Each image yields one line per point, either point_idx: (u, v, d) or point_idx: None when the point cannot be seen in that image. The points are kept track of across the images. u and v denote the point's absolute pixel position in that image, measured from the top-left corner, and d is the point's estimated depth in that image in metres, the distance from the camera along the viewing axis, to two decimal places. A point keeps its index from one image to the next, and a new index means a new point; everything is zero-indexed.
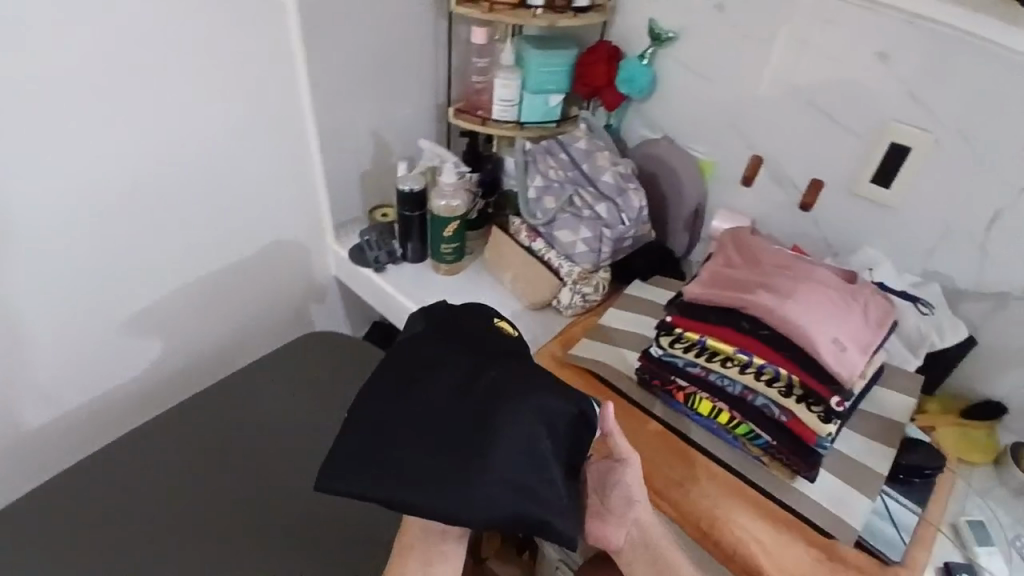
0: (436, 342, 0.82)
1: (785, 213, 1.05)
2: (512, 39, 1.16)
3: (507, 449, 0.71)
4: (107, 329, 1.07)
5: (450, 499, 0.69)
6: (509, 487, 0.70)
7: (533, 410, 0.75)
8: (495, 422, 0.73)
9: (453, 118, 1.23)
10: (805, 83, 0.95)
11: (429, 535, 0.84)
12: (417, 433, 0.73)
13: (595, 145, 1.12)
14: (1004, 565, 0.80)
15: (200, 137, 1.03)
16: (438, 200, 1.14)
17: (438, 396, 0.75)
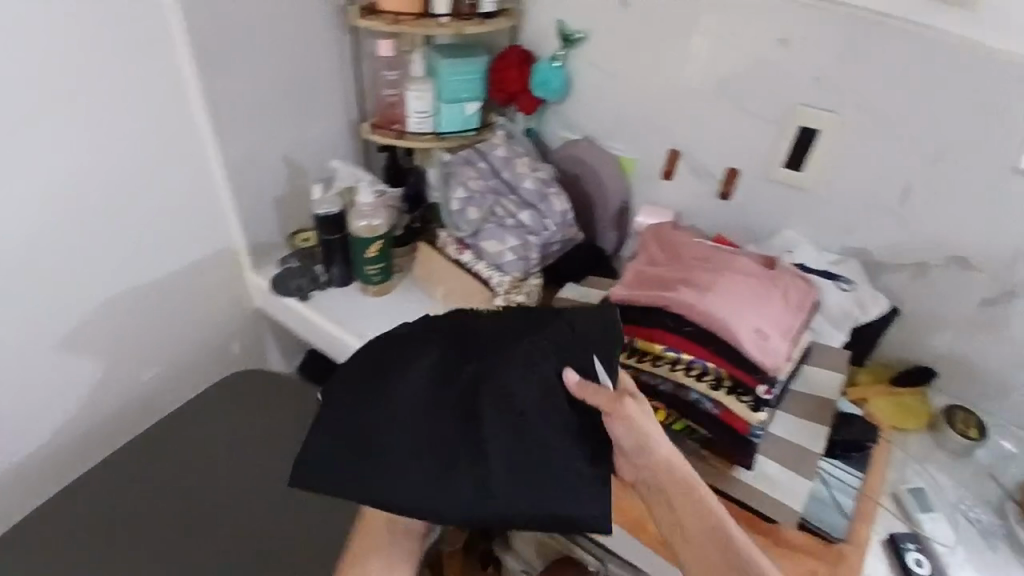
0: (408, 341, 0.73)
1: (707, 204, 1.09)
2: (418, 49, 1.12)
3: (518, 425, 0.65)
4: (10, 387, 0.98)
5: (466, 489, 0.63)
6: (519, 488, 0.63)
7: (530, 399, 0.66)
8: (489, 420, 0.65)
9: (369, 134, 1.19)
10: (713, 76, 0.98)
11: (395, 527, 0.73)
12: (402, 438, 0.65)
13: (514, 151, 1.08)
14: (949, 530, 0.84)
15: (88, 170, 0.95)
16: (358, 221, 1.08)
17: (419, 397, 0.68)
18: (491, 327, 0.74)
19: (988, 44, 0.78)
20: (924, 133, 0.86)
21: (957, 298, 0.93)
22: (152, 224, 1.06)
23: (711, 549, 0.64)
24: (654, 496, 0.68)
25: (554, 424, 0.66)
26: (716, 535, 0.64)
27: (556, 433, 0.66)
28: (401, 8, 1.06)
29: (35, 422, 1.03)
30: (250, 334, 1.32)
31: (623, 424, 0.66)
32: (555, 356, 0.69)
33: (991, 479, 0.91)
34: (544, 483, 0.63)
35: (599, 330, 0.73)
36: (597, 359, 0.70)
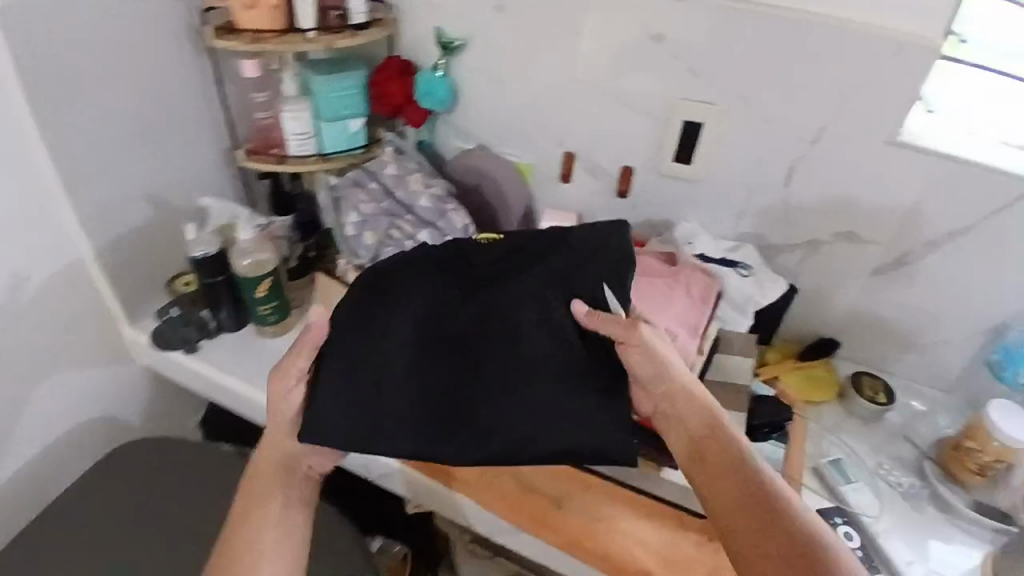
0: (417, 278, 0.79)
1: (607, 203, 1.08)
2: (287, 66, 1.03)
3: (531, 357, 0.73)
4: None
5: (481, 418, 0.73)
6: (528, 410, 0.72)
7: (536, 329, 0.74)
8: (498, 350, 0.74)
9: (245, 161, 1.09)
10: (596, 75, 0.97)
11: (297, 455, 0.74)
12: (420, 377, 0.74)
13: (406, 167, 1.03)
14: (870, 497, 0.87)
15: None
16: (241, 260, 0.99)
17: (431, 332, 0.76)
18: (496, 258, 0.80)
19: (852, 18, 0.81)
20: (802, 116, 0.88)
21: (849, 268, 0.98)
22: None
23: (723, 472, 0.65)
24: (669, 423, 0.71)
25: (560, 351, 0.73)
26: (731, 462, 0.65)
27: (565, 361, 0.73)
28: (260, 24, 0.98)
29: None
30: (139, 396, 1.18)
31: (637, 351, 0.72)
32: (560, 284, 0.76)
33: (904, 439, 0.96)
34: (552, 406, 0.72)
35: (601, 253, 0.78)
36: (608, 288, 0.75)
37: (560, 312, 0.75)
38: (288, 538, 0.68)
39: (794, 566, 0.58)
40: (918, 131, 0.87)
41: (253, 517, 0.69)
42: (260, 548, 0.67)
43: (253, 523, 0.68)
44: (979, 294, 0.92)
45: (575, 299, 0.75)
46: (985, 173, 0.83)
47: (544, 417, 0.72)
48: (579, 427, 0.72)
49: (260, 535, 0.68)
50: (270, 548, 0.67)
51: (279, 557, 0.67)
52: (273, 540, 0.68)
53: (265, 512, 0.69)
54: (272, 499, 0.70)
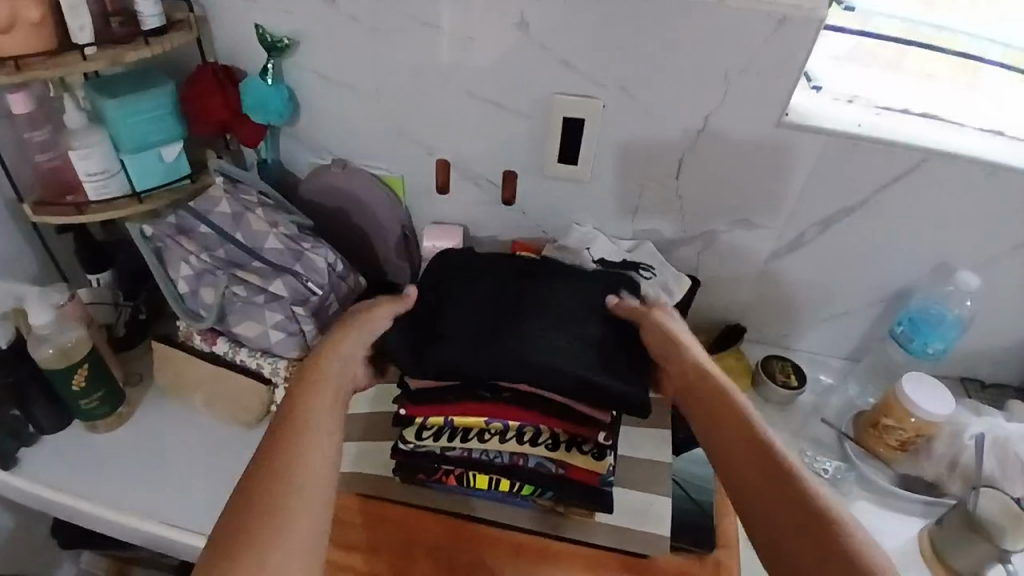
0: (467, 278, 0.78)
1: (492, 213, 0.97)
2: (66, 94, 0.81)
3: (558, 317, 0.72)
4: None
5: (516, 345, 0.67)
6: (556, 344, 0.68)
7: (569, 302, 0.74)
8: (535, 309, 0.72)
9: (33, 216, 0.85)
10: (457, 71, 0.84)
11: (356, 358, 0.70)
12: (464, 324, 0.71)
13: (243, 203, 0.84)
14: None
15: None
16: (42, 350, 0.76)
17: (482, 302, 0.74)
18: (542, 261, 0.82)
19: None
20: (690, 103, 0.81)
21: (750, 253, 0.94)
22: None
23: (734, 434, 0.62)
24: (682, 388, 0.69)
25: (592, 319, 0.73)
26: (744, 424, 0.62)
27: (594, 326, 0.72)
28: (26, 49, 0.74)
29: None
30: None
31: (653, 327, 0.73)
32: (593, 281, 0.78)
33: (821, 420, 0.98)
34: (575, 348, 0.69)
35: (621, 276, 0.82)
36: (627, 294, 0.79)
37: (586, 295, 0.76)
38: (339, 422, 0.63)
39: (802, 519, 0.55)
40: (802, 108, 0.83)
41: (310, 396, 0.64)
42: (317, 426, 0.61)
43: (308, 400, 0.63)
44: (871, 265, 0.92)
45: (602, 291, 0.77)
46: (871, 146, 0.81)
47: (572, 352, 0.68)
48: (604, 367, 0.68)
49: (313, 410, 0.62)
50: (325, 426, 0.62)
51: (329, 436, 0.61)
52: (324, 418, 0.62)
53: (320, 391, 0.65)
54: (329, 385, 0.66)
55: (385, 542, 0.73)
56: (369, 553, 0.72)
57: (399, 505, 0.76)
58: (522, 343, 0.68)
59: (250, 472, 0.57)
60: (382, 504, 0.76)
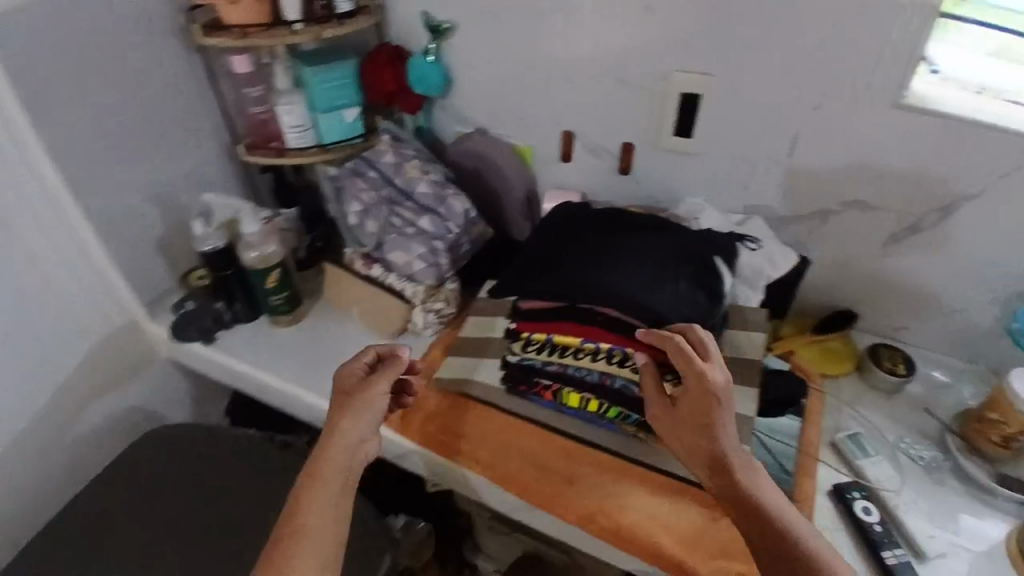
0: (569, 229, 0.90)
1: (611, 182, 1.08)
2: (279, 61, 1.03)
3: (644, 256, 0.82)
4: None
5: (597, 276, 0.81)
6: (633, 278, 0.80)
7: (659, 247, 0.83)
8: (626, 248, 0.83)
9: (246, 156, 1.10)
10: (586, 50, 0.95)
11: (364, 439, 0.77)
12: (566, 256, 0.86)
13: (403, 155, 1.02)
14: (889, 469, 0.90)
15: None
16: (249, 253, 1.01)
17: (586, 237, 0.87)
18: (651, 219, 0.90)
19: None
20: (799, 86, 0.87)
21: (861, 237, 0.97)
22: (4, 311, 0.94)
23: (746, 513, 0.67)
24: (701, 464, 0.71)
25: (677, 261, 0.82)
26: (763, 514, 0.66)
27: (673, 268, 0.81)
28: (249, 21, 0.97)
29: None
30: (165, 394, 1.21)
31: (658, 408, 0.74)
32: (691, 234, 0.86)
33: (925, 412, 0.98)
34: (647, 283, 0.79)
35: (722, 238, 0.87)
36: (719, 259, 0.83)
37: (678, 243, 0.84)
38: (337, 514, 0.71)
39: None
40: (924, 93, 0.85)
41: (313, 496, 0.71)
42: (315, 529, 0.69)
43: (311, 497, 0.71)
44: (990, 258, 0.91)
45: (697, 246, 0.84)
46: (993, 133, 0.81)
47: (645, 287, 0.79)
48: (670, 302, 0.78)
49: (311, 509, 0.70)
50: (321, 527, 0.69)
51: (325, 535, 0.69)
52: (322, 515, 0.70)
53: (323, 484, 0.72)
54: (334, 478, 0.73)
55: (489, 438, 0.88)
56: (470, 443, 0.88)
57: (502, 412, 0.90)
58: (600, 276, 0.81)
59: (262, 559, 0.67)
60: (489, 410, 0.91)
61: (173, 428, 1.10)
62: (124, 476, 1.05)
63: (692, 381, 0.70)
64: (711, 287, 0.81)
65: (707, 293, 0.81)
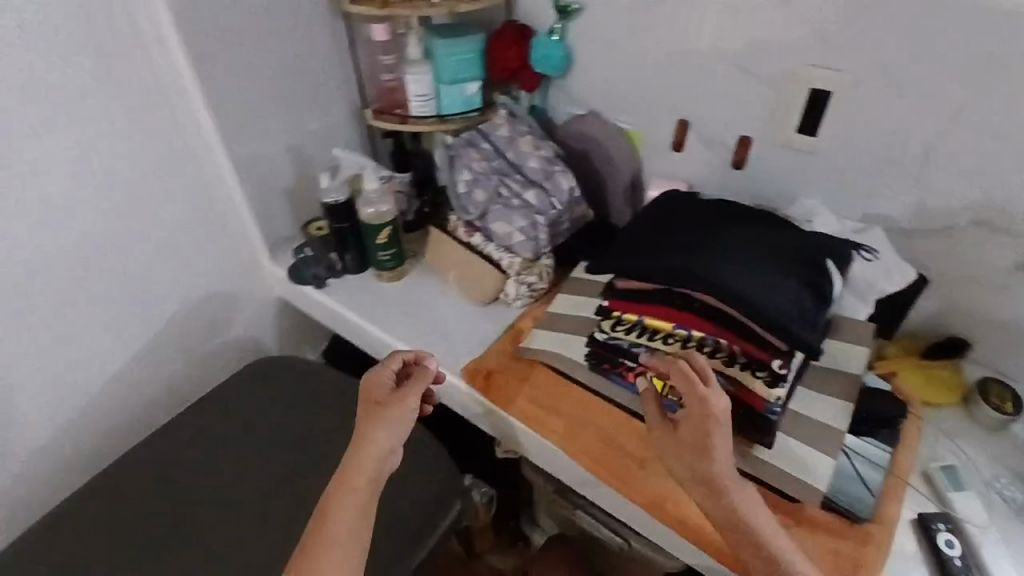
0: (672, 216, 0.91)
1: (722, 175, 1.06)
2: (411, 31, 1.09)
3: (753, 249, 0.81)
4: (59, 390, 1.05)
5: (703, 261, 0.80)
6: (740, 269, 0.79)
7: (768, 243, 0.83)
8: (734, 239, 0.83)
9: (373, 120, 1.17)
10: (714, 39, 0.94)
11: (391, 450, 0.79)
12: (670, 239, 0.85)
13: (517, 130, 1.06)
14: (980, 507, 0.85)
15: (74, 186, 0.94)
16: (366, 209, 1.09)
17: (693, 224, 0.87)
18: (761, 214, 0.90)
19: None
20: (944, 90, 0.81)
21: (992, 261, 0.89)
22: (154, 234, 1.07)
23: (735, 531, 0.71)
24: (698, 486, 0.72)
25: (786, 259, 0.81)
26: (756, 535, 0.70)
27: (781, 264, 0.80)
28: None
29: (49, 425, 1.06)
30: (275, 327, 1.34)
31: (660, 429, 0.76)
32: (800, 235, 0.85)
33: None
34: (754, 275, 0.78)
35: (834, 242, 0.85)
36: (832, 262, 0.82)
37: (787, 242, 0.83)
38: (363, 525, 0.74)
39: None
40: None
41: (341, 504, 0.74)
42: (340, 537, 0.72)
43: (337, 506, 0.74)
44: None
45: (808, 247, 0.83)
46: None
47: (752, 279, 0.78)
48: (776, 297, 0.77)
49: (339, 520, 0.73)
50: (347, 534, 0.72)
51: (347, 546, 0.71)
52: (348, 525, 0.73)
53: (351, 490, 0.75)
54: (361, 484, 0.76)
55: (567, 412, 0.91)
56: (547, 414, 0.92)
57: (583, 390, 0.94)
58: (707, 261, 0.80)
59: (293, 560, 0.71)
60: (571, 386, 0.95)
61: (278, 361, 1.20)
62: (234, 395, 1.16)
63: (694, 405, 0.72)
64: (820, 289, 0.80)
65: (814, 294, 0.79)
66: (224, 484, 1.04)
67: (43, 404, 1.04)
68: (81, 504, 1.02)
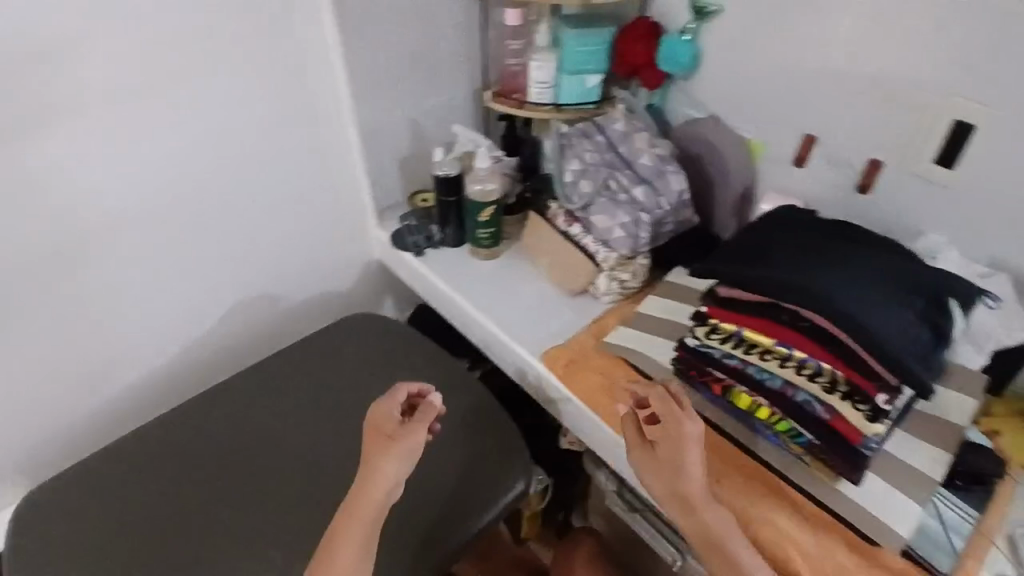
0: (789, 233, 0.88)
1: (840, 199, 1.01)
2: (544, 20, 1.10)
3: (873, 275, 0.79)
4: (180, 311, 1.16)
5: (818, 281, 0.78)
6: (857, 294, 0.77)
7: (890, 269, 0.80)
8: (853, 262, 0.80)
9: (490, 103, 1.21)
10: (857, 55, 0.90)
11: (398, 479, 0.85)
12: (783, 253, 0.84)
13: (633, 126, 1.06)
14: None
15: (221, 126, 1.03)
16: (474, 185, 1.13)
17: (810, 240, 0.85)
18: (880, 238, 0.87)
19: None
20: None
21: None
22: (276, 179, 1.15)
23: (702, 530, 0.78)
24: (675, 499, 0.80)
25: (908, 291, 0.78)
26: (728, 549, 0.77)
27: (902, 295, 0.78)
28: None
29: (165, 340, 1.18)
30: (368, 286, 1.42)
31: (639, 442, 0.83)
32: (926, 267, 0.81)
33: None
34: (872, 303, 0.76)
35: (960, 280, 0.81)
36: (953, 302, 0.79)
37: (912, 272, 0.80)
38: (365, 550, 0.84)
39: None
40: None
41: (346, 534, 0.83)
42: (343, 560, 0.83)
43: (344, 534, 0.83)
44: None
45: (935, 282, 0.79)
46: None
47: (869, 306, 0.76)
48: (893, 329, 0.75)
49: (344, 547, 0.83)
50: (352, 560, 0.83)
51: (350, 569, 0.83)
52: (352, 551, 0.83)
53: (356, 522, 0.84)
54: (368, 515, 0.84)
55: None
56: None
57: None
58: (822, 281, 0.78)
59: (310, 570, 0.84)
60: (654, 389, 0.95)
61: (365, 318, 1.23)
62: (320, 339, 1.20)
63: (671, 422, 0.81)
64: (937, 328, 0.78)
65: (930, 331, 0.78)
66: (299, 425, 1.08)
67: (163, 320, 1.15)
68: (167, 420, 1.07)
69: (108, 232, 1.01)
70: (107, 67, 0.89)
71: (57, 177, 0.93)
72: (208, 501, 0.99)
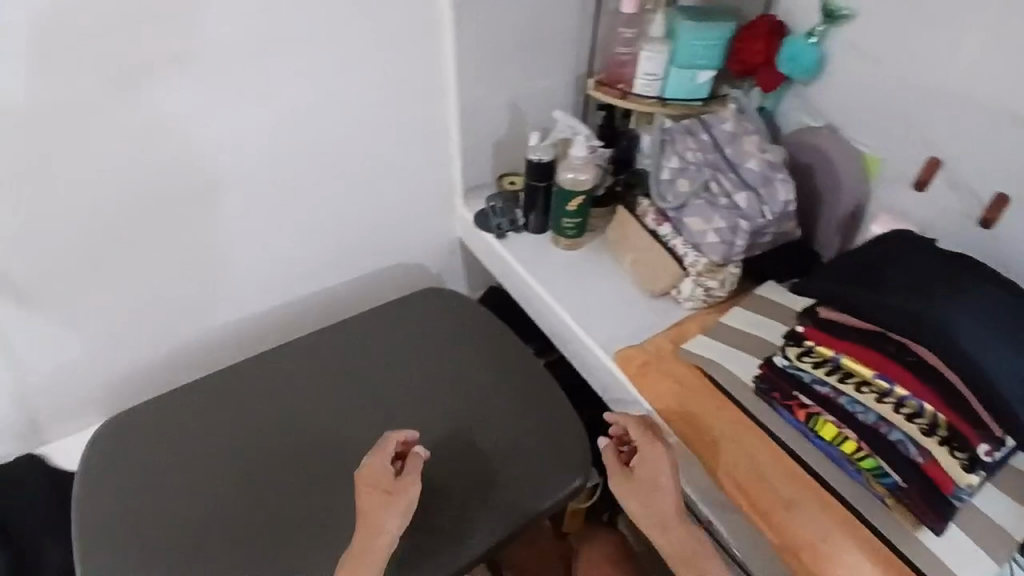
0: (905, 258, 0.82)
1: (961, 230, 0.93)
2: (660, 10, 1.07)
3: (992, 315, 0.74)
4: (269, 264, 1.22)
5: (933, 316, 0.73)
6: (973, 335, 0.72)
7: (1011, 311, 0.75)
8: (975, 298, 0.74)
9: (592, 91, 1.17)
10: (1008, 74, 0.82)
11: (395, 532, 0.89)
12: (897, 280, 0.79)
13: (743, 127, 1.00)
14: None
15: (326, 91, 1.06)
16: (566, 173, 1.11)
17: (929, 268, 0.79)
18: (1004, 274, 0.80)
19: None
20: None
21: None
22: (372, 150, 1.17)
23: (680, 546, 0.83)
24: (651, 521, 0.85)
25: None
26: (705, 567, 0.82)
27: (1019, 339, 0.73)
28: None
29: (253, 289, 1.24)
30: (446, 264, 1.43)
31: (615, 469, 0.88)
32: None
33: None
34: (988, 346, 0.72)
35: None
36: None
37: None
38: None
39: None
40: None
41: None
42: None
43: None
44: None
45: None
46: None
47: (985, 349, 0.71)
48: (1007, 376, 0.71)
49: None
50: None
51: None
52: None
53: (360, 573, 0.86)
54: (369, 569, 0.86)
55: (716, 431, 0.89)
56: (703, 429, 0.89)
57: (743, 412, 0.90)
58: (938, 316, 0.73)
59: None
60: (730, 404, 0.91)
61: (436, 294, 1.24)
62: (397, 307, 1.23)
63: (647, 449, 0.86)
64: None
65: None
66: (365, 388, 1.11)
67: (253, 271, 1.21)
68: (244, 366, 1.13)
69: (215, 182, 1.07)
70: (230, 25, 0.94)
71: (178, 126, 0.99)
72: (264, 457, 1.03)
